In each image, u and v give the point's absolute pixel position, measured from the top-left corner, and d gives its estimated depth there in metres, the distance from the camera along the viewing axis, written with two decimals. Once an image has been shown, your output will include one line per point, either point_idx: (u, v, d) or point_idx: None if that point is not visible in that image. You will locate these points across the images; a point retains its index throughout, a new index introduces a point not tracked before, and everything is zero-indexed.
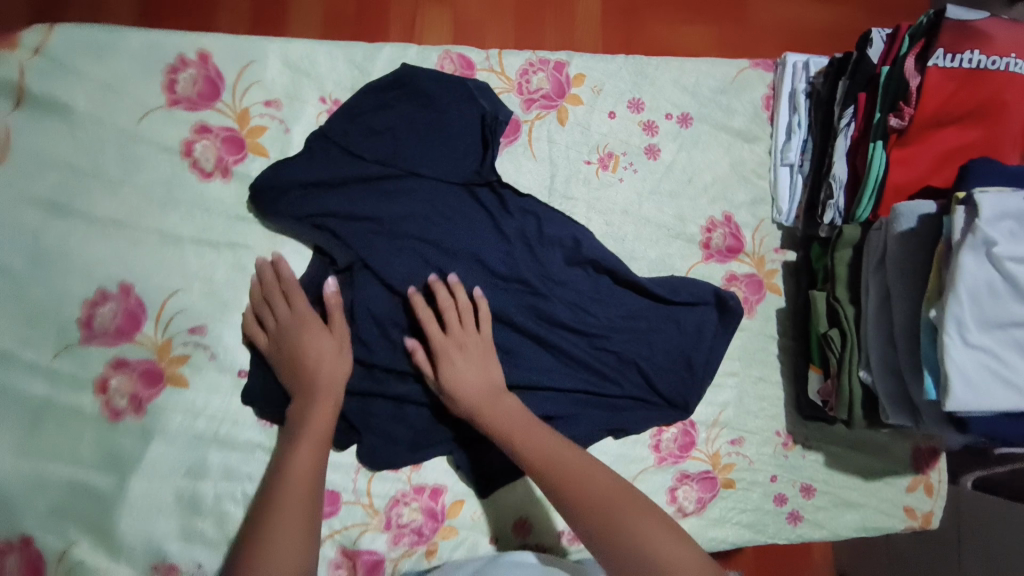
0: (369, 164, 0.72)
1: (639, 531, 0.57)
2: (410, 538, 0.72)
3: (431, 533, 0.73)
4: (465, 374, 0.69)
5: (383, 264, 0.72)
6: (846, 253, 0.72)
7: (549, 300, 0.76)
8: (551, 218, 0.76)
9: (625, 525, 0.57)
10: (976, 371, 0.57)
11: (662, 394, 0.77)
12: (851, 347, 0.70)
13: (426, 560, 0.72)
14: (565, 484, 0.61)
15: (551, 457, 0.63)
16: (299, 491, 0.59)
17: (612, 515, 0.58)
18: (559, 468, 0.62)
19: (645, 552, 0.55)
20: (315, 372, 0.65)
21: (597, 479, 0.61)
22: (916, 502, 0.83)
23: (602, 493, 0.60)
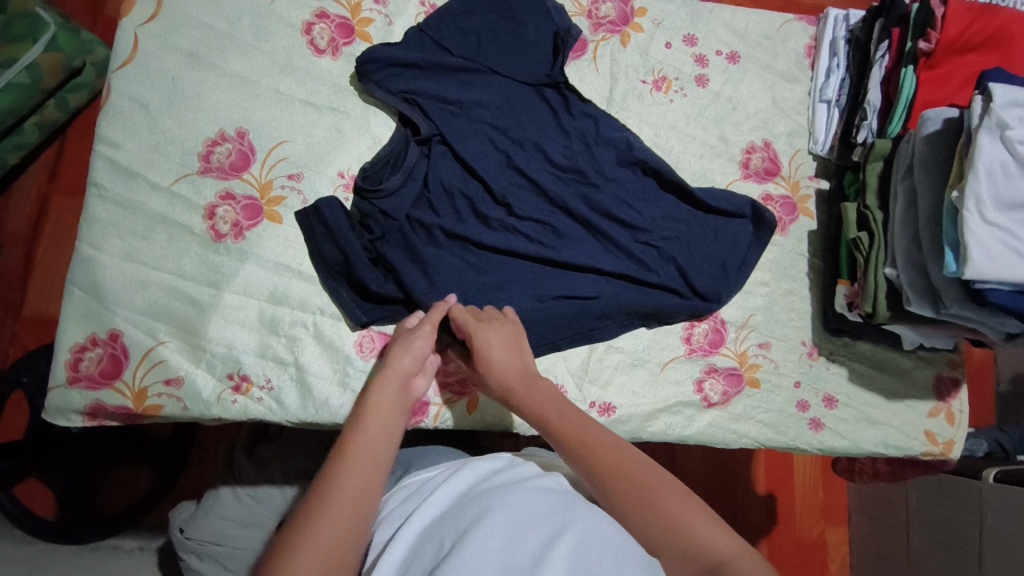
0: (456, 58, 0.84)
1: (677, 513, 0.54)
2: (454, 388, 0.80)
3: (472, 387, 0.81)
4: (503, 368, 0.72)
5: (458, 141, 0.82)
6: (877, 165, 0.79)
7: (600, 190, 0.85)
8: (608, 122, 0.87)
9: (662, 505, 0.55)
10: (992, 242, 0.64)
11: (697, 289, 0.83)
12: (878, 246, 0.76)
13: (467, 410, 0.80)
14: (606, 468, 0.58)
15: (597, 441, 0.61)
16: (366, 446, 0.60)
17: (652, 504, 0.55)
18: (606, 452, 0.59)
19: (683, 530, 0.53)
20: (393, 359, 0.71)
21: (634, 464, 0.58)
22: (937, 428, 0.86)
23: (642, 478, 0.57)
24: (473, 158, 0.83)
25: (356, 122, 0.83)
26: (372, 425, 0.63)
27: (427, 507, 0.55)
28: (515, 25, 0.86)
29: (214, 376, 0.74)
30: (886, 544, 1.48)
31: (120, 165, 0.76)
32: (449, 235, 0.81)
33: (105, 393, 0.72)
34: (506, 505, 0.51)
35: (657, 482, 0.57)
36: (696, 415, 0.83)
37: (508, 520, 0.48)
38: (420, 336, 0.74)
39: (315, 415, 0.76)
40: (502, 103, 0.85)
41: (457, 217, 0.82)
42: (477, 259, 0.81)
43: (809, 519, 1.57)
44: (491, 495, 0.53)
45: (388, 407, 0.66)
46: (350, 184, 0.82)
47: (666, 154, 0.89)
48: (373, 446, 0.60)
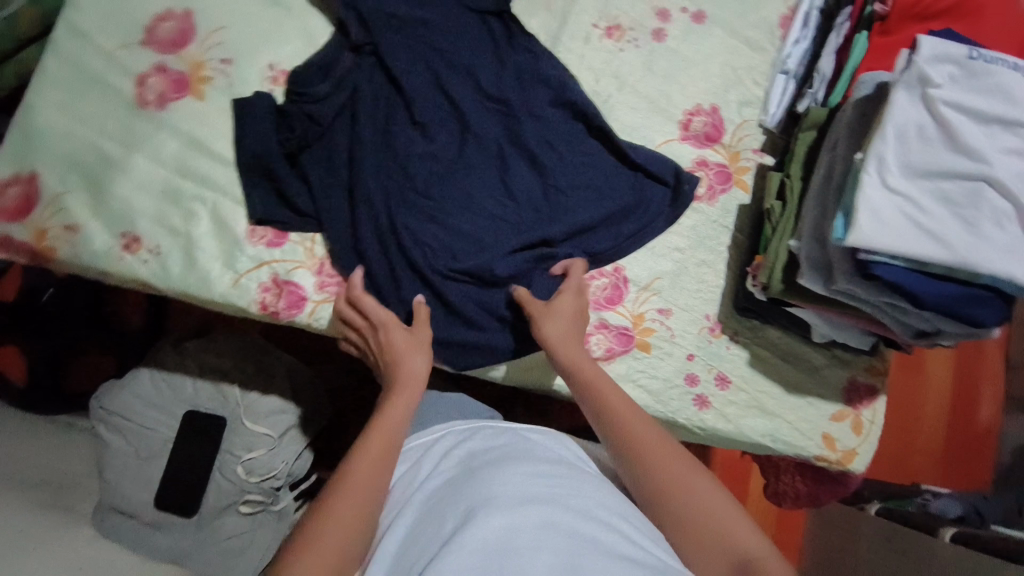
0: None
1: (711, 518, 0.56)
2: (333, 288, 0.79)
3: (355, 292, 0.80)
4: (564, 348, 0.70)
5: (388, 52, 0.82)
6: (810, 134, 0.73)
7: (523, 123, 0.83)
8: (547, 59, 0.85)
9: (700, 510, 0.56)
10: (889, 210, 0.57)
11: (600, 240, 0.81)
12: (788, 216, 0.71)
13: None
14: (647, 472, 0.59)
15: (639, 447, 0.60)
16: (369, 449, 0.59)
17: (690, 516, 0.56)
18: (652, 451, 0.60)
19: (719, 533, 0.55)
20: (397, 368, 0.69)
21: (671, 463, 0.59)
22: (839, 434, 0.78)
23: (678, 485, 0.58)
24: (397, 75, 0.82)
25: (298, 22, 0.85)
26: (385, 420, 0.63)
27: (427, 486, 0.59)
28: None
29: (110, 232, 0.77)
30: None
31: (73, 23, 0.81)
32: (355, 147, 0.80)
33: (13, 227, 0.77)
34: (501, 483, 0.53)
35: (703, 490, 0.57)
36: None
37: (507, 496, 0.51)
38: (404, 342, 0.71)
39: (193, 286, 0.77)
40: (441, 22, 0.85)
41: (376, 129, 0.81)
42: (383, 173, 0.80)
43: None
44: (485, 472, 0.56)
45: (405, 403, 0.66)
46: (278, 78, 0.84)
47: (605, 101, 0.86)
48: (385, 447, 0.60)
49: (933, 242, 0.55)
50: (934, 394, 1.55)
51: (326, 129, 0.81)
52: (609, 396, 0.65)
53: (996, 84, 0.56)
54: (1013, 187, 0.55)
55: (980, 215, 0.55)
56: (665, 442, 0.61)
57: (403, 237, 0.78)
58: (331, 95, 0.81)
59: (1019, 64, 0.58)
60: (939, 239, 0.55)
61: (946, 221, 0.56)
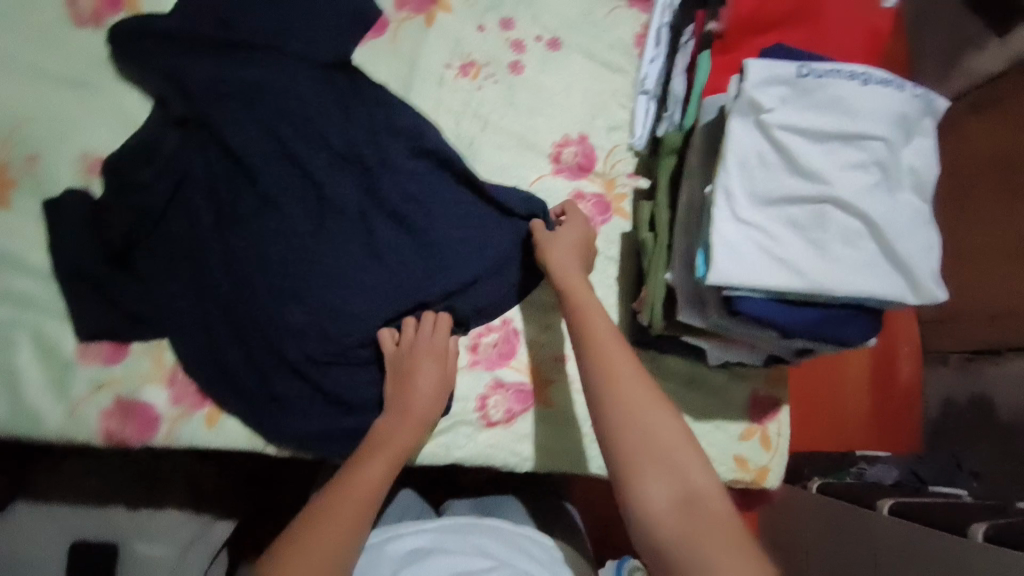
0: (234, 36, 0.77)
1: (675, 460, 0.54)
2: (192, 398, 0.71)
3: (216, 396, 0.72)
4: (572, 288, 0.68)
5: (224, 125, 0.74)
6: (672, 160, 0.71)
7: (384, 181, 0.77)
8: (401, 107, 0.79)
9: (665, 452, 0.54)
10: (743, 243, 0.55)
11: (478, 294, 0.76)
12: (661, 249, 0.68)
13: (205, 425, 0.71)
14: (623, 414, 0.56)
15: (618, 392, 0.58)
16: (358, 500, 0.61)
17: (658, 461, 0.54)
18: (622, 373, 0.59)
19: (680, 474, 0.53)
20: (414, 395, 0.69)
21: (648, 406, 0.57)
22: (749, 453, 0.77)
23: (652, 428, 0.56)
24: (233, 146, 0.74)
25: (117, 104, 0.77)
26: (374, 468, 0.64)
27: None
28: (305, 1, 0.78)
29: None
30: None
31: None
32: (196, 234, 0.72)
33: None
34: None
35: (662, 424, 0.56)
36: (474, 433, 0.74)
37: None
38: (424, 378, 0.70)
39: (20, 426, 0.67)
40: (273, 77, 0.77)
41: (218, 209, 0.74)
42: (232, 256, 0.72)
43: None
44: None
45: (402, 448, 0.67)
46: (96, 168, 0.75)
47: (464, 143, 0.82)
48: (364, 504, 0.61)
49: (789, 271, 0.54)
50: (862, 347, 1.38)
51: (159, 218, 0.72)
52: (598, 335, 0.62)
53: (828, 99, 0.54)
54: (856, 205, 0.54)
55: (829, 236, 0.54)
56: (637, 370, 0.59)
57: (262, 329, 0.71)
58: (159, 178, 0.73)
59: (854, 71, 0.55)
60: (793, 266, 0.54)
61: (798, 248, 0.55)
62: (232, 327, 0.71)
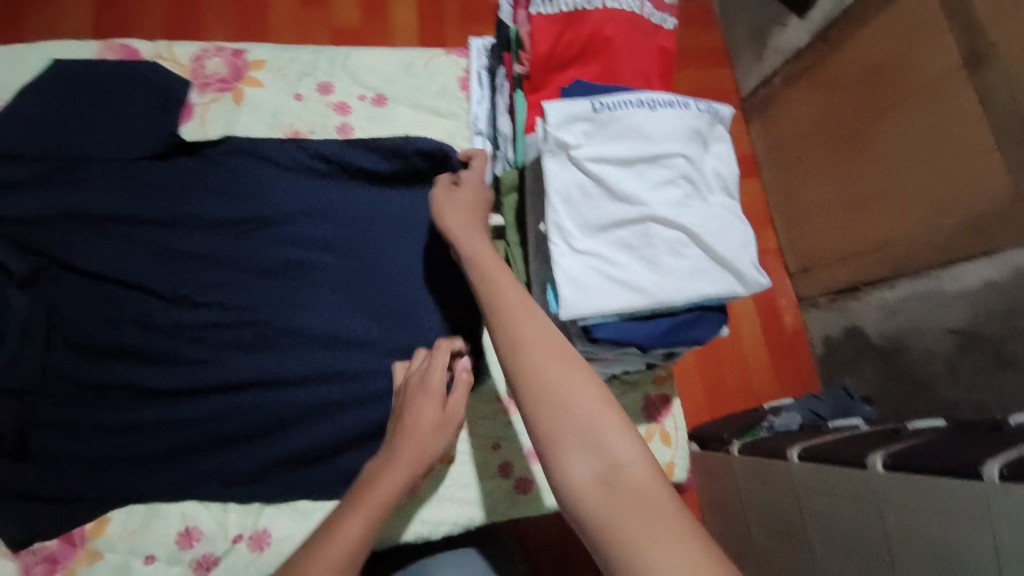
0: (29, 162, 0.68)
1: (596, 429, 0.46)
2: (41, 568, 0.62)
3: (66, 559, 0.63)
4: (459, 238, 0.60)
5: (48, 243, 0.66)
6: (513, 197, 0.72)
7: (212, 274, 0.68)
8: (226, 188, 0.72)
9: (582, 417, 0.47)
10: (584, 273, 0.57)
11: (356, 389, 0.68)
12: (521, 287, 0.69)
13: None
14: (534, 383, 0.48)
15: (531, 356, 0.50)
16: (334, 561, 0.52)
17: (574, 429, 0.46)
18: (536, 349, 0.50)
19: (598, 447, 0.45)
20: (409, 426, 0.60)
21: (558, 368, 0.49)
22: (654, 454, 0.80)
23: (567, 391, 0.48)
24: (46, 284, 0.65)
25: None
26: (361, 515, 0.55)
27: None
28: (102, 102, 0.72)
29: None
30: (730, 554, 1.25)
31: None
32: (3, 389, 0.62)
33: None
34: None
35: (585, 399, 0.47)
36: None
37: None
38: (422, 411, 0.60)
39: None
40: (63, 187, 0.68)
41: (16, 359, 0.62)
42: (57, 402, 0.63)
43: None
44: None
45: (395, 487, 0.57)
46: None
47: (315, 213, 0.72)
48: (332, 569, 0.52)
49: (630, 290, 0.57)
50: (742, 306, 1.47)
51: None
52: (506, 298, 0.54)
53: (625, 127, 0.59)
54: (673, 218, 0.58)
55: (658, 251, 0.58)
56: (553, 341, 0.51)
57: (110, 480, 0.62)
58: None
59: (640, 98, 0.60)
60: (633, 285, 0.57)
61: (633, 267, 0.58)
62: (72, 484, 0.62)
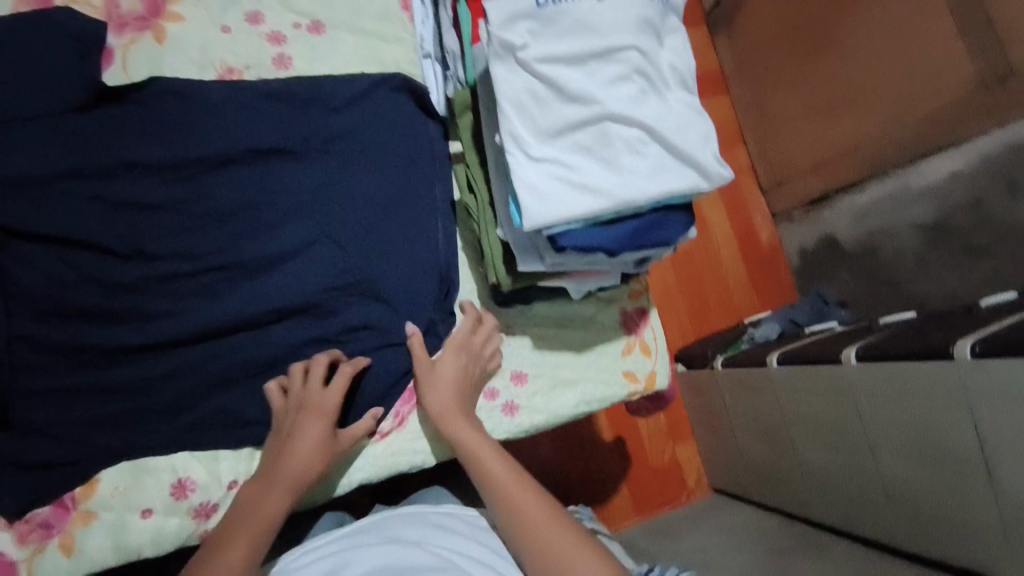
0: None
1: (565, 556, 0.58)
2: (38, 534, 0.60)
3: (61, 523, 0.61)
4: (441, 418, 0.67)
5: None
6: (468, 117, 0.70)
7: (174, 216, 0.67)
8: (172, 132, 0.69)
9: (557, 546, 0.58)
10: (543, 181, 0.56)
11: (347, 326, 0.70)
12: (484, 206, 0.68)
13: (62, 556, 0.60)
14: (519, 510, 0.61)
15: (527, 513, 0.60)
16: None
17: (553, 556, 0.58)
18: (528, 505, 0.61)
19: (568, 570, 0.57)
20: (290, 452, 0.63)
21: (545, 520, 0.60)
22: (635, 365, 0.81)
23: (550, 530, 0.59)
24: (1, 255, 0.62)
25: None
26: (242, 537, 0.58)
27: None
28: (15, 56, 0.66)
29: None
30: (733, 459, 1.38)
31: None
32: None
33: None
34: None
35: (534, 508, 0.61)
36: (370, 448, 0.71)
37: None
38: (308, 433, 0.63)
39: None
40: None
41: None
42: (20, 371, 0.61)
43: (657, 445, 1.57)
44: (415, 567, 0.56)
45: (274, 510, 0.61)
46: None
47: (280, 154, 0.72)
48: None
49: (591, 193, 0.55)
50: (721, 225, 1.48)
51: None
52: (508, 484, 0.63)
53: (573, 23, 0.56)
54: (629, 114, 0.56)
55: (617, 151, 0.57)
56: (541, 494, 0.62)
57: (87, 445, 0.61)
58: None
59: None
60: (593, 188, 0.56)
61: (593, 170, 0.56)
62: (48, 453, 0.60)
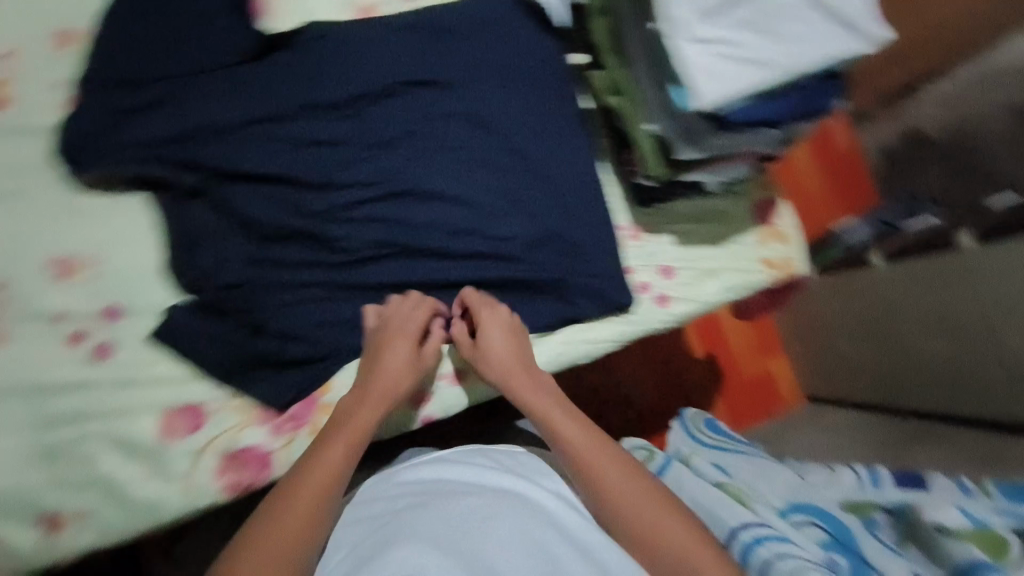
0: (151, 86, 0.71)
1: (640, 513, 0.59)
2: (290, 426, 0.72)
3: (308, 414, 0.73)
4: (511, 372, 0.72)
5: (198, 154, 0.70)
6: (601, 22, 0.74)
7: (357, 149, 0.75)
8: (338, 70, 0.75)
9: (632, 505, 0.59)
10: (712, 59, 0.59)
11: (513, 238, 0.79)
12: (631, 104, 0.72)
13: (315, 440, 0.72)
14: (596, 469, 0.62)
15: (603, 471, 0.62)
16: (324, 471, 0.60)
17: (626, 511, 0.59)
18: (609, 467, 0.62)
19: (643, 528, 0.58)
20: (380, 367, 0.69)
21: (623, 479, 0.61)
22: (773, 253, 0.85)
23: (624, 488, 0.61)
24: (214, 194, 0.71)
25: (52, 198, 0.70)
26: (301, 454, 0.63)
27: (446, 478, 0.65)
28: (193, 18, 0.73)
29: (12, 532, 0.64)
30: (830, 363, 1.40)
31: None
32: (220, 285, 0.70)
33: None
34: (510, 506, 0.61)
35: (612, 470, 0.62)
36: (544, 338, 0.82)
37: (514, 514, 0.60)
38: (387, 358, 0.69)
39: (150, 520, 0.68)
40: (193, 102, 0.71)
41: (218, 265, 0.71)
42: (259, 289, 0.71)
43: (748, 358, 1.60)
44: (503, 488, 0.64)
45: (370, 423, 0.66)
46: (70, 268, 0.70)
47: (427, 86, 0.78)
48: (331, 474, 0.61)
49: (756, 66, 0.59)
50: None
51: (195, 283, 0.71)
52: (585, 441, 0.65)
53: None
54: None
55: (779, 25, 0.60)
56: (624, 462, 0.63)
57: (326, 349, 0.72)
58: (160, 260, 0.73)
59: None
60: (758, 60, 0.59)
61: (756, 42, 0.60)
62: (290, 357, 0.71)
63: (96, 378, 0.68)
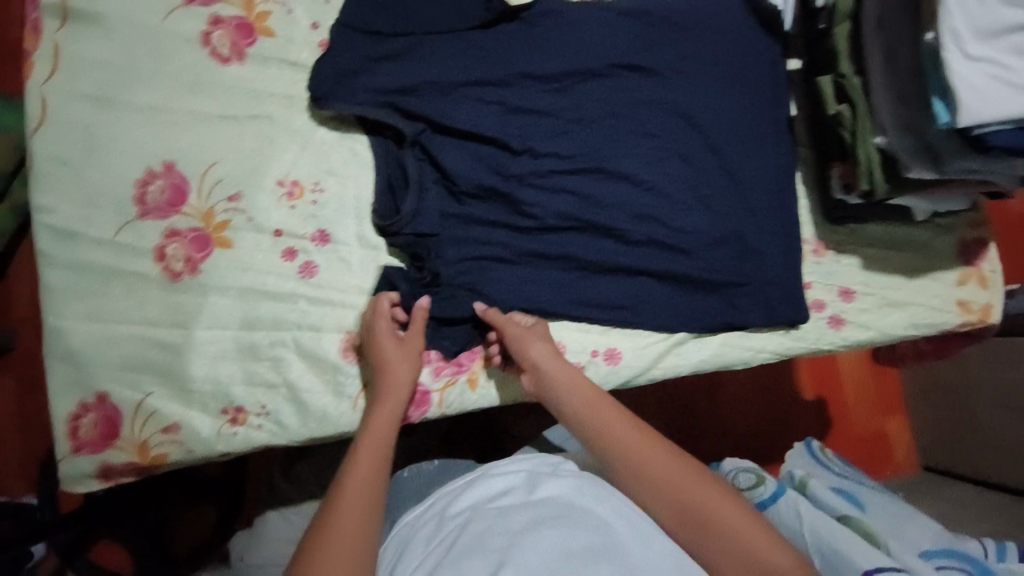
0: (390, 39, 0.76)
1: (741, 537, 0.52)
2: (451, 370, 0.77)
3: (469, 363, 0.78)
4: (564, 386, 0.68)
5: (424, 107, 0.74)
6: (846, 25, 0.70)
7: (561, 123, 0.77)
8: (560, 46, 0.77)
9: (729, 528, 0.53)
10: (984, 80, 0.55)
11: (698, 233, 0.77)
12: (862, 116, 0.69)
13: (470, 389, 0.78)
14: (679, 489, 0.56)
15: (692, 491, 0.55)
16: (352, 489, 0.57)
17: (725, 536, 0.52)
18: (694, 484, 0.56)
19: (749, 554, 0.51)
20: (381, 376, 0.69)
21: (716, 499, 0.55)
22: (971, 296, 0.81)
23: (716, 510, 0.54)
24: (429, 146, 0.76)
25: (286, 125, 0.77)
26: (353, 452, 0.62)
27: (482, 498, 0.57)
28: None
29: (209, 414, 0.72)
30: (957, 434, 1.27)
31: (61, 228, 0.69)
32: (416, 232, 0.75)
33: (110, 453, 0.70)
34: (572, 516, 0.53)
35: (703, 487, 0.56)
36: (704, 338, 0.81)
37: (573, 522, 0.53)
38: (403, 367, 0.69)
39: (318, 428, 0.75)
40: (426, 57, 0.75)
41: (416, 212, 0.74)
42: (452, 239, 0.75)
43: (863, 414, 1.40)
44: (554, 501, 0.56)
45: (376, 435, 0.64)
46: (292, 190, 0.76)
47: (636, 71, 0.78)
48: (363, 492, 0.57)
49: None
50: None
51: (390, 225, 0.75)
52: (657, 457, 0.59)
53: None
54: None
55: None
56: (706, 477, 0.57)
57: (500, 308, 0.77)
58: (365, 198, 0.79)
59: None
60: None
61: None
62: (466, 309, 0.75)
63: (297, 292, 0.75)
